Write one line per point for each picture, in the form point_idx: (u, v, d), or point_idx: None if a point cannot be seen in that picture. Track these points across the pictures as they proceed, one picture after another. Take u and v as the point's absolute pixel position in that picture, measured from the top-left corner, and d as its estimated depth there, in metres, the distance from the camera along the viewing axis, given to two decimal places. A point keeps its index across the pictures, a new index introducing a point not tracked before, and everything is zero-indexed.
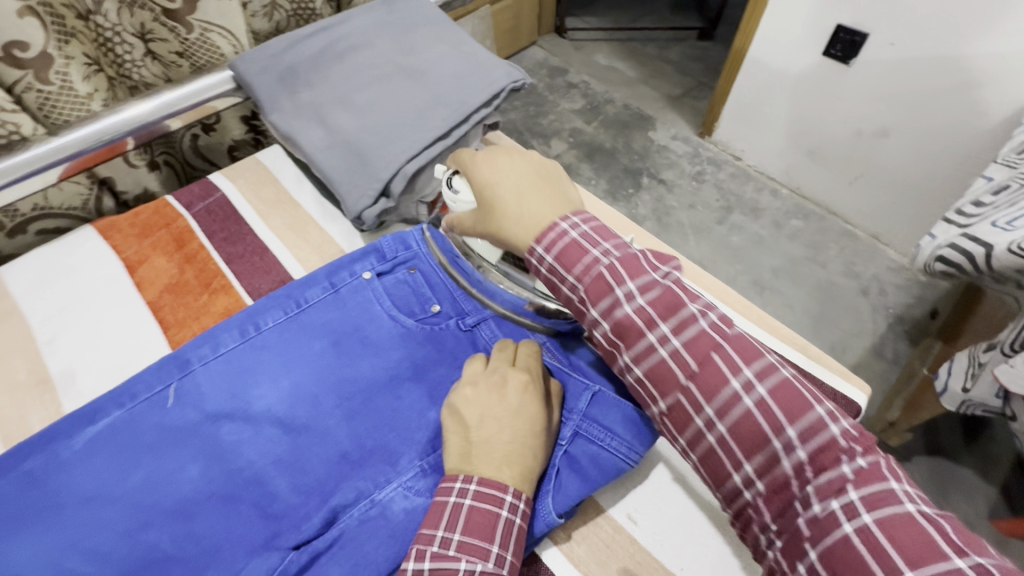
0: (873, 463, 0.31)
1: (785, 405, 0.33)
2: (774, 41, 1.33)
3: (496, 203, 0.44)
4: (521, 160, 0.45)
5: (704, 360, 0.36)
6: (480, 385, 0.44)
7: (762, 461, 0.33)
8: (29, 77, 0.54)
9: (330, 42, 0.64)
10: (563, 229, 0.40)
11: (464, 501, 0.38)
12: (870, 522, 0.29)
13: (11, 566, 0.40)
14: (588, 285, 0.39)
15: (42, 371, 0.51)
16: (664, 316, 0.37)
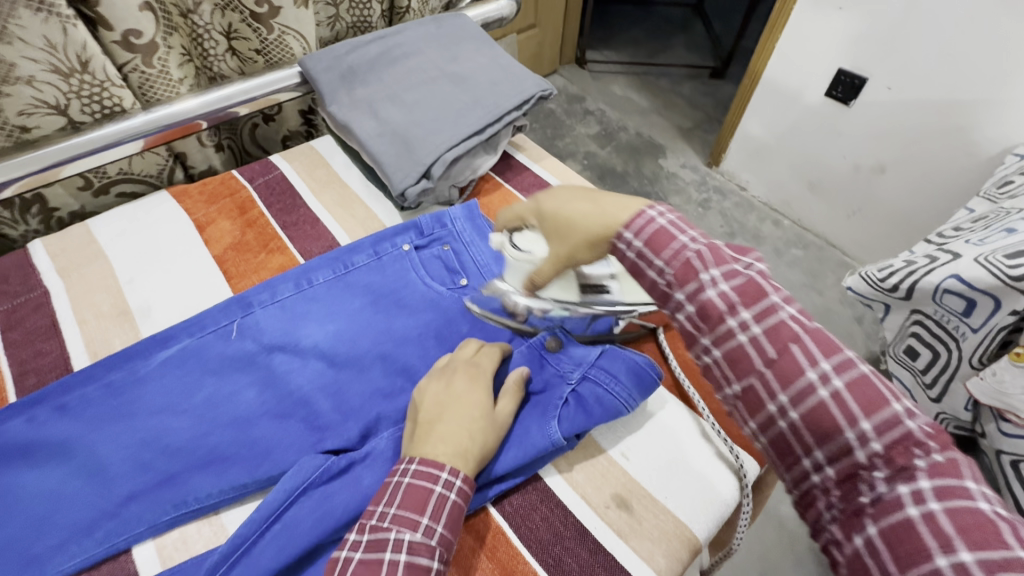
0: (860, 379, 0.33)
1: (820, 341, 0.35)
2: (781, 79, 1.43)
3: (570, 220, 0.45)
4: (569, 190, 0.48)
5: (692, 281, 0.38)
6: (435, 376, 0.49)
7: (734, 356, 0.37)
8: (137, 60, 0.64)
9: (386, 49, 0.74)
10: (650, 216, 0.41)
11: (403, 480, 0.41)
12: (841, 387, 0.33)
13: (97, 455, 0.46)
14: (647, 238, 0.40)
15: (123, 305, 0.59)
16: (659, 250, 0.40)
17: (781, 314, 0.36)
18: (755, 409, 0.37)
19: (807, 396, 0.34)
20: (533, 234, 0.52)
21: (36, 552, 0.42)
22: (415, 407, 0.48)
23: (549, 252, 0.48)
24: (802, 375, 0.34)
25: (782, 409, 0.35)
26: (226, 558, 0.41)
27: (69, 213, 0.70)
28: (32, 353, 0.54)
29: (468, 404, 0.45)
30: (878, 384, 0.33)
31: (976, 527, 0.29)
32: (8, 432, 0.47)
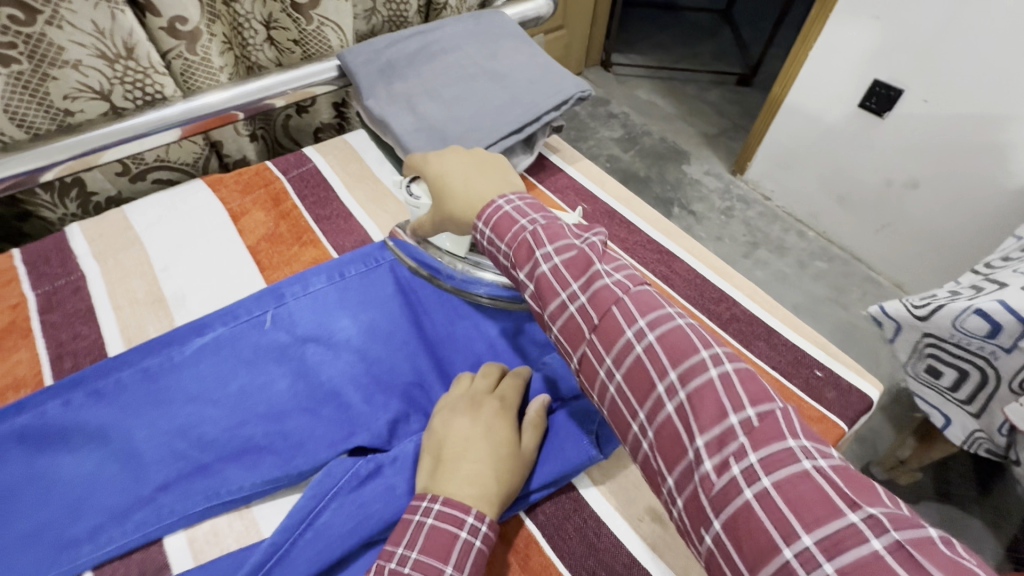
0: (767, 413, 0.33)
1: (731, 390, 0.34)
2: (812, 89, 1.40)
3: (447, 187, 0.53)
4: (459, 155, 0.55)
5: (606, 313, 0.39)
6: (457, 407, 0.46)
7: (716, 437, 0.33)
8: (181, 47, 0.64)
9: (424, 45, 0.74)
10: (499, 205, 0.47)
11: (426, 520, 0.39)
12: (770, 485, 0.30)
13: (133, 441, 0.46)
14: (514, 251, 0.44)
15: (158, 291, 0.59)
16: (575, 275, 0.41)
17: (774, 403, 0.33)
18: (625, 430, 0.38)
19: (780, 487, 0.30)
20: (420, 185, 0.59)
21: (70, 537, 0.41)
22: (432, 440, 0.45)
23: (427, 213, 0.56)
24: (721, 420, 0.33)
25: (748, 501, 0.31)
26: (258, 568, 0.40)
27: (106, 197, 0.71)
28: (69, 335, 0.54)
29: (490, 442, 0.43)
30: (788, 420, 0.33)
31: (828, 533, 0.28)
32: (45, 415, 0.47)
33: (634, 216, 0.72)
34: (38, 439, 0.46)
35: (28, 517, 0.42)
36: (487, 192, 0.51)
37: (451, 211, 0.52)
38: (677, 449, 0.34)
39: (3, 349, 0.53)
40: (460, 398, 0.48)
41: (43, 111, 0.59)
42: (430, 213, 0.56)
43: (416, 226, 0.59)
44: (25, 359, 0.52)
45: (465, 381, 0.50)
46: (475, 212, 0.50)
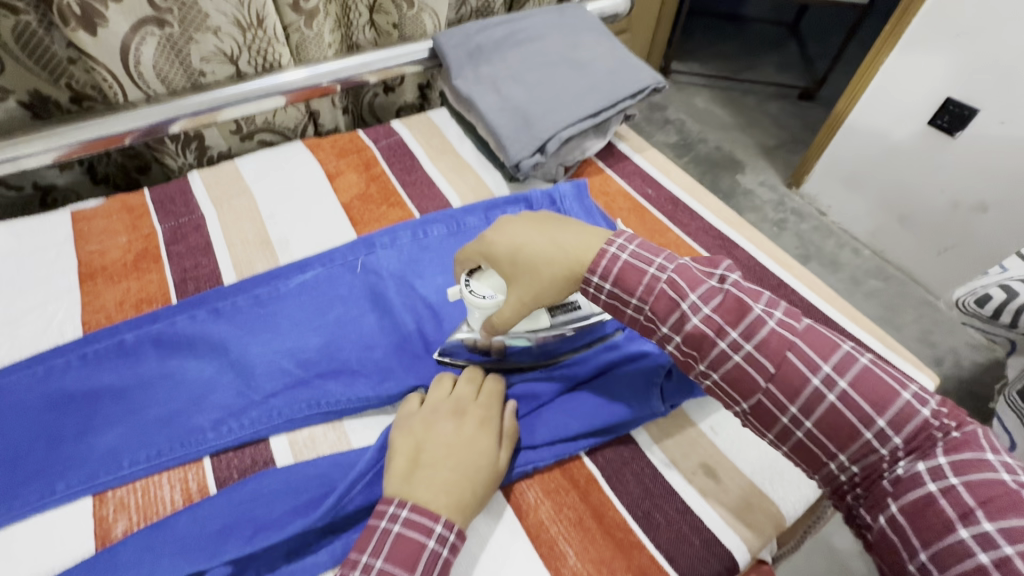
0: (860, 372, 0.38)
1: (815, 346, 0.39)
2: (880, 104, 1.38)
3: (530, 254, 0.46)
4: (517, 220, 0.49)
5: (720, 321, 0.41)
6: (439, 411, 0.47)
7: (807, 404, 0.39)
8: (300, 22, 0.72)
9: (512, 32, 0.79)
10: (613, 252, 0.45)
11: (393, 527, 0.39)
12: (943, 464, 0.35)
13: (247, 355, 0.54)
14: (604, 270, 0.45)
15: (265, 235, 0.66)
16: (688, 275, 0.43)
17: (860, 363, 0.38)
18: (770, 422, 0.41)
19: (819, 402, 0.38)
20: (481, 278, 0.50)
21: (196, 425, 0.48)
22: (409, 442, 0.44)
23: (510, 301, 0.48)
24: (834, 385, 0.38)
25: (796, 420, 0.39)
26: (365, 475, 0.44)
27: (219, 152, 0.79)
28: (191, 265, 0.62)
29: (471, 453, 0.44)
30: (882, 377, 0.38)
31: (963, 458, 0.35)
32: (177, 324, 0.55)
33: (699, 205, 0.75)
34: (172, 344, 0.54)
35: (164, 404, 0.50)
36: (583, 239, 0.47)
37: (547, 275, 0.46)
38: (767, 413, 0.41)
39: (138, 271, 0.61)
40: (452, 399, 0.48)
41: (182, 70, 0.67)
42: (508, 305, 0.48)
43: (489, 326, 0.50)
44: (155, 281, 0.60)
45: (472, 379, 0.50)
46: (584, 266, 0.46)
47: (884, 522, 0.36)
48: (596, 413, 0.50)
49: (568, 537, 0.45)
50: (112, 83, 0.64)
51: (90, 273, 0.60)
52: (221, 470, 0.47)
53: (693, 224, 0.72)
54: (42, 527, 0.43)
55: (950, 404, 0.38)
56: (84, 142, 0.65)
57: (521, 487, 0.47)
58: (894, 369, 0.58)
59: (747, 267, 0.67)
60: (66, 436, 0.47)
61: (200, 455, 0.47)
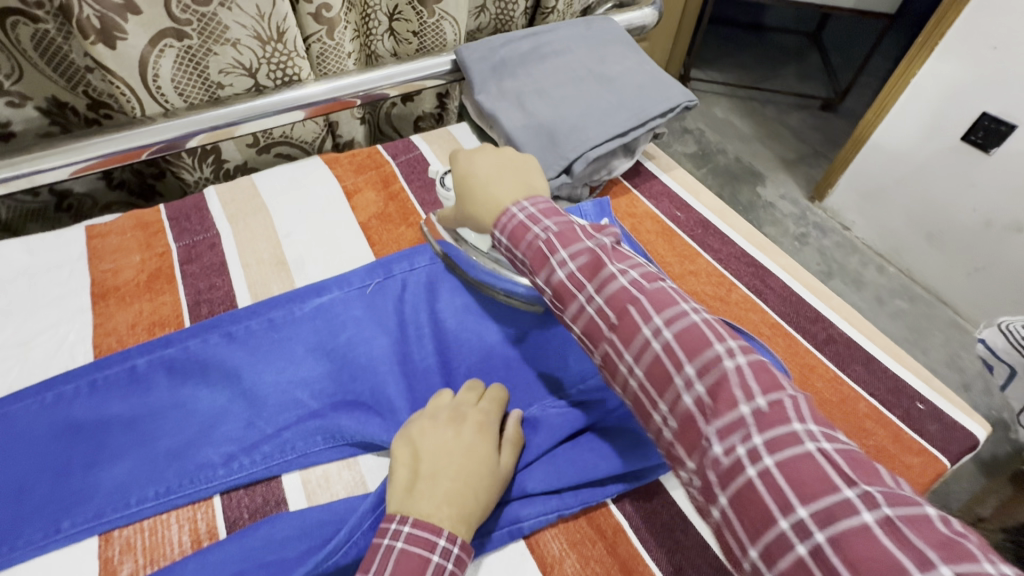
0: (776, 403, 0.33)
1: (758, 378, 0.34)
2: (910, 117, 1.34)
3: (470, 177, 0.52)
4: (491, 156, 0.54)
5: (623, 314, 0.38)
6: (438, 419, 0.45)
7: (728, 436, 0.33)
8: (321, 32, 0.70)
9: (537, 45, 0.76)
10: (511, 213, 0.45)
11: (395, 544, 0.36)
12: (772, 466, 0.31)
13: (260, 384, 0.52)
14: (529, 259, 0.44)
15: (281, 255, 0.64)
16: (589, 278, 0.41)
17: (786, 399, 0.33)
18: (649, 420, 0.38)
19: (735, 447, 0.32)
20: (450, 176, 0.61)
21: (206, 460, 0.46)
22: (406, 450, 0.43)
23: (452, 210, 0.57)
24: (733, 408, 0.33)
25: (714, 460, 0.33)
26: (375, 508, 0.41)
27: (235, 165, 0.78)
28: (205, 286, 0.60)
29: (472, 459, 0.42)
30: (789, 415, 0.32)
31: (824, 507, 0.29)
32: (190, 349, 0.53)
33: (728, 228, 0.71)
34: (184, 371, 0.52)
35: (173, 436, 0.48)
36: (507, 197, 0.49)
37: (474, 212, 0.51)
38: (647, 406, 0.38)
39: (151, 291, 0.59)
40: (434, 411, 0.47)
41: (200, 82, 0.66)
42: (454, 209, 0.57)
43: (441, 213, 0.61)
44: (169, 302, 0.59)
45: (475, 390, 0.49)
46: (494, 218, 0.49)
47: None
48: (623, 456, 0.47)
49: None
50: (130, 97, 0.63)
51: (103, 292, 0.59)
52: (232, 509, 0.45)
53: (723, 250, 0.69)
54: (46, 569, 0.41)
55: (859, 456, 0.31)
56: (100, 157, 0.64)
57: (545, 538, 0.44)
58: (940, 413, 0.55)
59: (780, 297, 0.64)
60: (72, 467, 0.45)
61: (210, 493, 0.45)
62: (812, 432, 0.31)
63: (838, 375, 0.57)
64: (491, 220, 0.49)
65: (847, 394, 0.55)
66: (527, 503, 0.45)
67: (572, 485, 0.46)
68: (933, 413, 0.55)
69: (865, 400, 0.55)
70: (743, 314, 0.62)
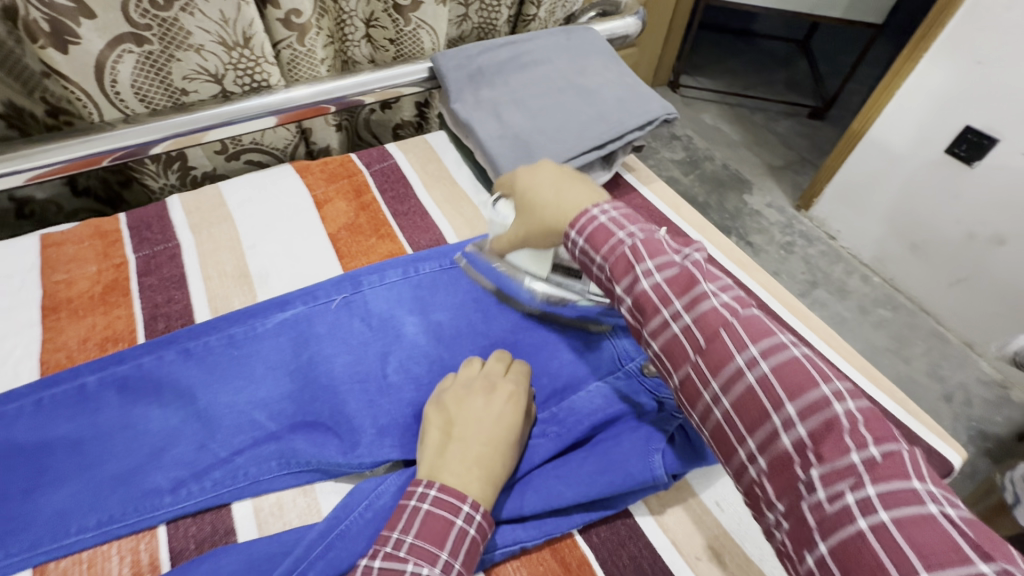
0: (890, 453, 0.30)
1: (750, 328, 0.36)
2: (897, 129, 1.34)
3: (537, 203, 0.49)
4: (546, 167, 0.51)
5: (713, 337, 0.36)
6: (471, 388, 0.48)
7: (727, 378, 0.35)
8: (292, 38, 0.68)
9: (515, 55, 0.75)
10: (592, 215, 0.43)
11: (422, 505, 0.39)
12: (886, 519, 0.28)
13: (214, 405, 0.49)
14: (612, 263, 0.41)
15: (244, 267, 0.62)
16: (677, 292, 0.38)
17: (791, 352, 0.34)
18: (728, 454, 0.36)
19: (737, 382, 0.35)
20: (507, 202, 0.57)
21: (152, 487, 0.44)
22: (441, 416, 0.46)
23: (511, 229, 0.53)
24: (807, 396, 0.32)
25: (715, 397, 0.36)
26: (324, 536, 0.41)
27: (203, 173, 0.75)
28: (163, 299, 0.58)
29: (499, 428, 0.45)
30: (809, 368, 0.33)
31: (906, 510, 0.28)
32: (143, 366, 0.51)
33: (707, 243, 0.70)
34: (136, 390, 0.50)
35: (119, 461, 0.45)
36: (576, 201, 0.46)
37: (542, 224, 0.48)
38: (698, 395, 0.37)
39: (105, 304, 0.57)
40: (463, 381, 0.50)
41: (163, 87, 0.64)
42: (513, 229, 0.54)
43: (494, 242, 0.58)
44: (123, 316, 0.56)
45: (475, 365, 0.51)
46: (567, 221, 0.46)
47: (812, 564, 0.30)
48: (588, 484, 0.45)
49: None
50: (87, 103, 0.61)
51: (54, 305, 0.56)
52: (176, 539, 0.43)
53: None
54: None
55: (872, 409, 0.32)
56: (56, 164, 0.61)
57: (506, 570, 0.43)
58: (914, 438, 0.54)
59: (757, 316, 0.63)
60: (9, 495, 0.43)
61: (156, 522, 0.43)
62: (807, 367, 0.33)
63: None
64: (563, 232, 0.46)
65: None
66: (517, 526, 0.44)
67: (536, 513, 0.44)
68: (907, 438, 0.54)
69: None
70: None
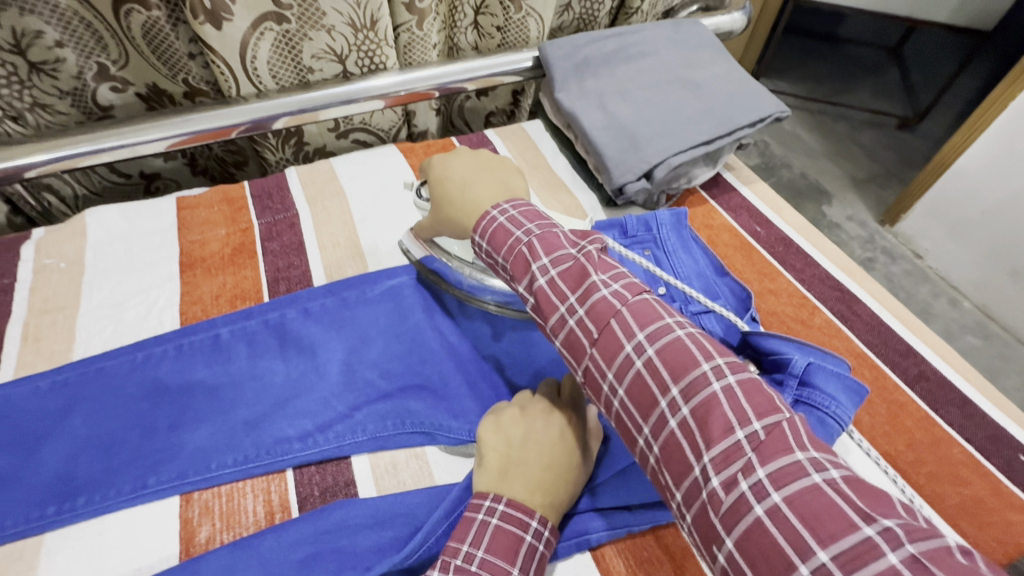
0: (772, 427, 0.30)
1: (710, 360, 0.34)
2: (1007, 144, 1.24)
3: (446, 195, 0.52)
4: (470, 158, 0.54)
5: (715, 436, 0.31)
6: (527, 410, 0.45)
7: (693, 411, 0.33)
8: (412, 21, 0.71)
9: (623, 46, 0.75)
10: (515, 232, 0.43)
11: (491, 520, 0.37)
12: (830, 562, 0.26)
13: (330, 365, 0.52)
14: (511, 264, 0.43)
15: (356, 239, 0.65)
16: (572, 287, 0.39)
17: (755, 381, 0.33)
18: (631, 441, 0.36)
19: (699, 414, 0.32)
20: (428, 187, 0.57)
21: (281, 434, 0.48)
22: (497, 434, 0.43)
23: (427, 216, 0.56)
24: (741, 438, 0.30)
25: (677, 430, 0.33)
26: (449, 514, 0.41)
27: (315, 149, 0.80)
28: (284, 264, 0.62)
29: (563, 452, 0.42)
30: (769, 400, 0.32)
31: (848, 548, 0.26)
32: (269, 322, 0.55)
33: (812, 247, 0.68)
34: (263, 345, 0.53)
35: (250, 407, 0.49)
36: (486, 197, 0.50)
37: (457, 218, 0.51)
38: (667, 432, 0.33)
39: (234, 265, 0.61)
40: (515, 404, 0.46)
41: (293, 68, 0.68)
42: (428, 215, 0.56)
43: (420, 230, 0.58)
44: (250, 277, 0.61)
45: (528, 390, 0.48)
46: (474, 221, 0.49)
47: None
48: None
49: None
50: (228, 77, 0.65)
51: (190, 262, 0.61)
52: (303, 485, 0.46)
53: (806, 270, 0.65)
54: (130, 521, 0.44)
55: (824, 443, 0.31)
56: (194, 133, 0.66)
57: (612, 553, 0.43)
58: None
59: (867, 325, 0.60)
60: (158, 429, 0.47)
61: (284, 467, 0.47)
62: (768, 397, 0.32)
63: (928, 415, 0.53)
64: (473, 222, 0.49)
65: (939, 438, 0.51)
66: (597, 516, 0.44)
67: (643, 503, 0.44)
68: None
69: (959, 445, 0.51)
70: (826, 340, 0.59)
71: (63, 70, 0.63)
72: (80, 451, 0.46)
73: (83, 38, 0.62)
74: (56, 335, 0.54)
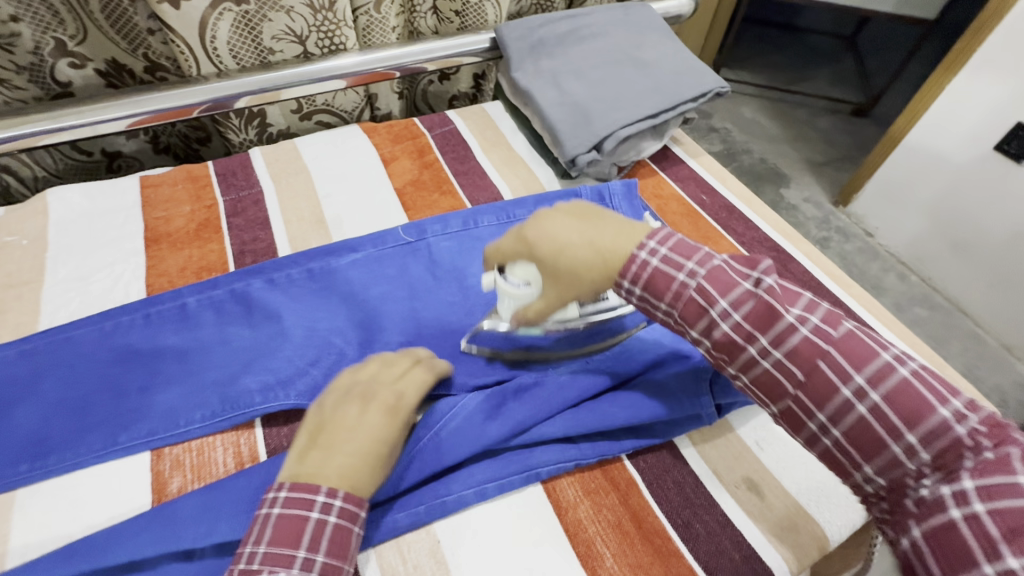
0: (1003, 452, 0.31)
1: (848, 353, 0.36)
2: (944, 125, 1.32)
3: (569, 250, 0.44)
4: (562, 213, 0.46)
5: (813, 372, 0.36)
6: (348, 395, 0.44)
7: (831, 410, 0.36)
8: (370, 4, 0.74)
9: (574, 28, 0.79)
10: (642, 260, 0.42)
11: (273, 509, 0.37)
12: (982, 511, 0.30)
13: (295, 327, 0.55)
14: (680, 310, 0.41)
15: (320, 213, 0.67)
16: (761, 330, 0.38)
17: (896, 374, 0.35)
18: (811, 444, 0.38)
19: (846, 412, 0.35)
20: (518, 268, 0.48)
21: (244, 388, 0.50)
22: (315, 418, 0.43)
23: (542, 296, 0.47)
24: (898, 435, 0.34)
25: (823, 427, 0.37)
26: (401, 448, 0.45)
27: (279, 130, 0.81)
28: (249, 238, 0.64)
29: (371, 436, 0.41)
30: (921, 389, 0.34)
31: (992, 482, 0.30)
32: (235, 291, 0.57)
33: (754, 214, 0.73)
34: (229, 312, 0.55)
35: (218, 369, 0.51)
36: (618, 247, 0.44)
37: (585, 278, 0.44)
38: (800, 422, 0.38)
39: (199, 240, 0.63)
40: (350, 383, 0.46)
41: (253, 47, 0.69)
42: (541, 300, 0.47)
43: (519, 314, 0.50)
44: (215, 250, 0.62)
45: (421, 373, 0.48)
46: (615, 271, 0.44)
47: (909, 547, 0.33)
48: (637, 410, 0.49)
49: (607, 538, 0.44)
50: (189, 56, 0.66)
51: (156, 237, 0.62)
52: (272, 438, 0.49)
53: (747, 234, 0.70)
54: (104, 475, 0.45)
55: (993, 417, 0.33)
56: (157, 111, 0.67)
57: (561, 485, 0.47)
58: None
59: (801, 282, 0.65)
60: (127, 390, 0.49)
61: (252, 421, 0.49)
62: (914, 388, 0.34)
63: None
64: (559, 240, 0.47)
65: None
66: (544, 449, 0.48)
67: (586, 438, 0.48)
68: None
69: None
70: None
71: (18, 45, 0.63)
72: (51, 412, 0.47)
73: (38, 12, 0.62)
74: (21, 308, 0.55)
